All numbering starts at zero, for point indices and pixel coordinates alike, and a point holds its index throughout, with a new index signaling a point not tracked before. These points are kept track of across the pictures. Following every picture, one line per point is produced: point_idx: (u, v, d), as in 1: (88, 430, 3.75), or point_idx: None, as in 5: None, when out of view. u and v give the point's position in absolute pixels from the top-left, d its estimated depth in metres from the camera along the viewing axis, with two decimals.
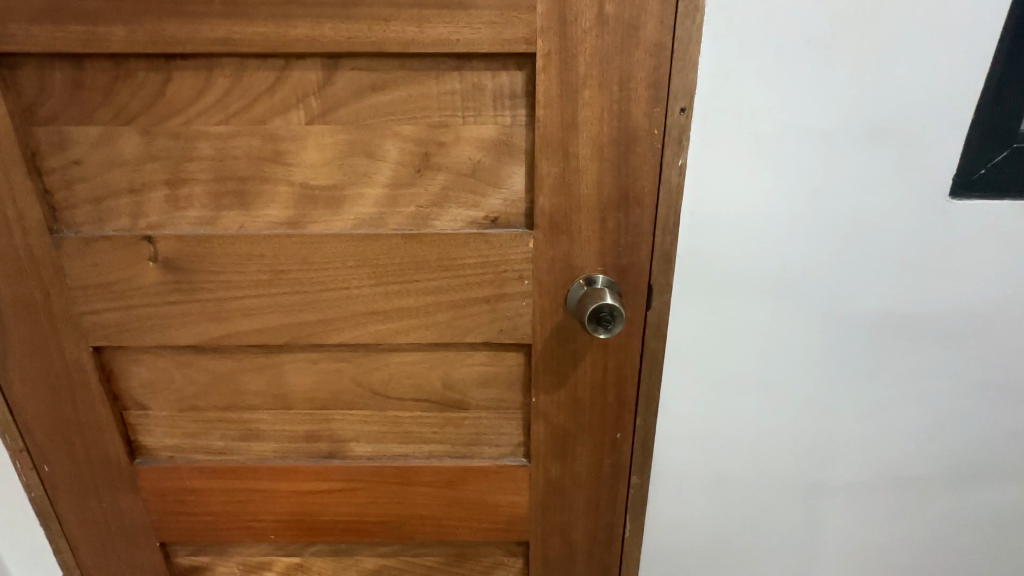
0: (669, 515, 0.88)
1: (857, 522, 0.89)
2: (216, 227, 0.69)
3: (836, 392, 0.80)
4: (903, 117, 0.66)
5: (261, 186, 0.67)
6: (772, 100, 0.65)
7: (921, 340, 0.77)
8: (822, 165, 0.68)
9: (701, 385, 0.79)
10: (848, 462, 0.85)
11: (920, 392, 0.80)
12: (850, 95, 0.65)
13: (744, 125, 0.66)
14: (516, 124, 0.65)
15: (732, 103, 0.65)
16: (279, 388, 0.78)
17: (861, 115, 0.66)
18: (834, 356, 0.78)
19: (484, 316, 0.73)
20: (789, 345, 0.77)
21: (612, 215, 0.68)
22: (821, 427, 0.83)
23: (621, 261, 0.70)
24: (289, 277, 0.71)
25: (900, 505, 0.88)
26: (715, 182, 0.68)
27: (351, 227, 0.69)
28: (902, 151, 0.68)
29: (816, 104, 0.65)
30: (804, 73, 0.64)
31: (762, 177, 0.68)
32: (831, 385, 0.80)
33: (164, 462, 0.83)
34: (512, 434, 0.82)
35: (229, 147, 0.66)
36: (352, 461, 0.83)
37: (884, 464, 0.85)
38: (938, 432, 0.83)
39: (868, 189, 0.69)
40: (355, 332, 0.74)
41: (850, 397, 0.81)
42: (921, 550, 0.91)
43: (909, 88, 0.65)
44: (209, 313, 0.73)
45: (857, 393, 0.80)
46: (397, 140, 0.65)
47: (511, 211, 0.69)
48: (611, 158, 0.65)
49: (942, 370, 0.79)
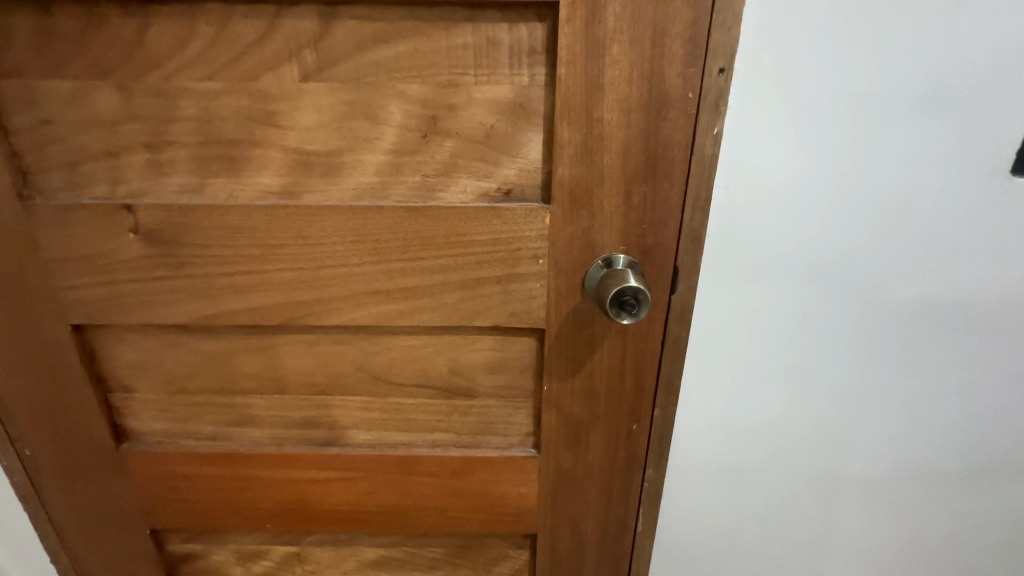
0: (681, 507, 0.85)
1: (879, 520, 0.85)
2: (201, 196, 0.63)
3: (870, 385, 0.75)
4: (971, 83, 0.59)
5: (251, 151, 0.61)
6: (822, 60, 0.58)
7: (966, 332, 0.72)
8: (874, 136, 0.62)
9: (724, 375, 0.75)
10: (876, 457, 0.81)
11: (958, 386, 0.75)
12: (912, 56, 0.58)
13: (789, 89, 0.59)
14: (534, 85, 0.58)
15: (776, 64, 0.58)
16: (274, 371, 0.73)
17: (921, 81, 0.59)
18: (872, 346, 0.73)
19: (495, 299, 0.67)
20: (823, 333, 0.72)
21: (639, 188, 0.61)
22: (852, 420, 0.78)
23: (646, 240, 0.64)
24: (283, 252, 0.65)
25: (926, 503, 0.84)
26: (752, 153, 0.62)
27: (350, 197, 0.63)
28: (965, 123, 0.61)
29: (872, 66, 0.58)
30: (860, 30, 0.57)
31: (805, 149, 0.62)
32: (866, 376, 0.75)
33: (153, 447, 0.79)
34: (521, 423, 0.77)
35: (215, 106, 0.59)
36: (352, 449, 0.78)
37: (912, 462, 0.81)
38: (971, 426, 0.78)
39: (922, 164, 0.63)
40: (355, 314, 0.68)
41: (885, 390, 0.76)
42: (944, 549, 0.88)
43: (979, 48, 0.58)
44: (196, 290, 0.67)
45: (893, 386, 0.76)
46: (402, 101, 0.59)
47: (526, 183, 0.63)
48: (639, 124, 0.58)
49: (984, 362, 0.74)
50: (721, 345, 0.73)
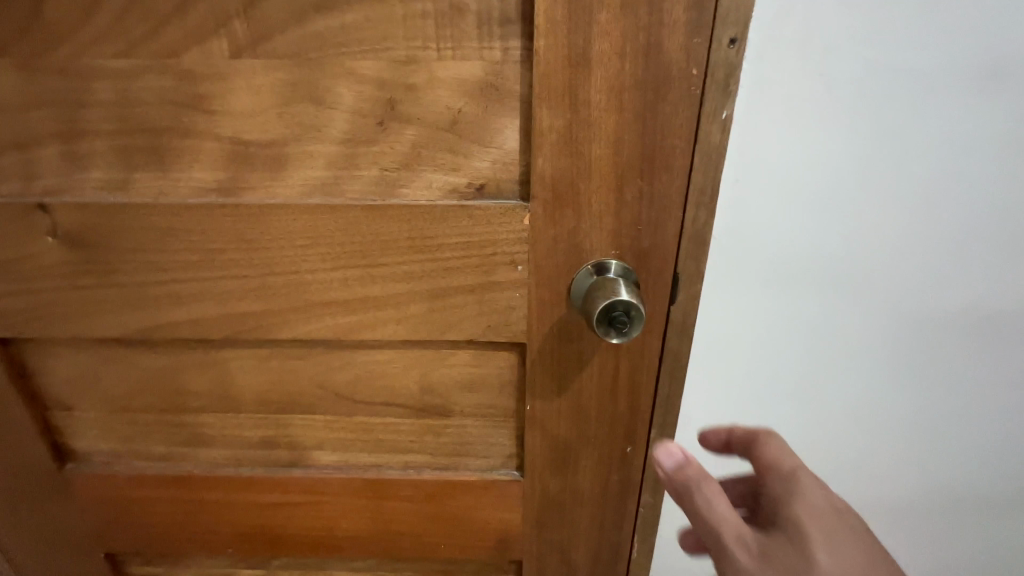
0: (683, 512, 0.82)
1: (895, 528, 0.83)
2: (127, 194, 0.54)
3: (884, 388, 0.72)
4: (1005, 63, 0.55)
5: (180, 141, 0.52)
6: (837, 49, 0.54)
7: (987, 339, 0.68)
8: (896, 126, 0.57)
9: (729, 376, 0.72)
10: (885, 463, 0.78)
11: (981, 392, 0.72)
12: (936, 43, 0.54)
13: (802, 82, 0.55)
14: (507, 61, 0.49)
15: (787, 55, 0.54)
16: (225, 388, 0.66)
17: (946, 71, 0.55)
18: (887, 351, 0.69)
19: (468, 310, 0.59)
20: (834, 336, 0.68)
21: (633, 183, 0.52)
22: (862, 426, 0.75)
23: (641, 244, 0.55)
24: (224, 257, 0.56)
25: (945, 511, 0.82)
26: (761, 151, 0.59)
27: (298, 195, 0.54)
28: (998, 108, 0.56)
29: (897, 48, 0.54)
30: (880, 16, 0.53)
31: (820, 143, 0.58)
32: (880, 381, 0.71)
33: (99, 469, 0.72)
34: (502, 444, 0.69)
35: (134, 89, 0.50)
36: (317, 471, 0.71)
37: (921, 469, 0.78)
38: (997, 434, 0.75)
39: (948, 160, 0.59)
40: (311, 326, 0.60)
41: (898, 395, 0.73)
42: (961, 553, 0.86)
43: (1011, 33, 0.53)
44: (128, 301, 0.59)
45: (906, 392, 0.72)
46: (353, 81, 0.50)
47: (501, 177, 0.54)
48: (633, 107, 0.49)
49: (1010, 367, 0.70)
50: (726, 350, 0.70)
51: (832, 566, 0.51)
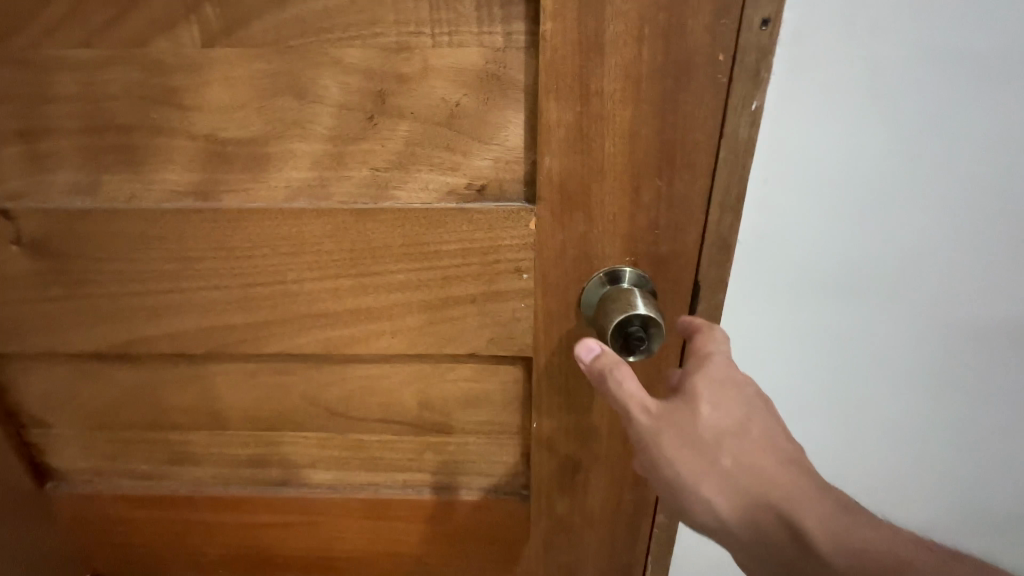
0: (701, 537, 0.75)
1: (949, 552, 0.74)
2: (96, 197, 0.50)
3: (923, 412, 0.66)
4: None
5: (150, 140, 0.48)
6: (883, 19, 0.48)
7: None
8: (952, 121, 0.52)
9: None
10: (922, 493, 0.71)
11: None
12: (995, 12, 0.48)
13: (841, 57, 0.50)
14: (510, 48, 0.44)
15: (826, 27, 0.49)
16: (210, 404, 0.61)
17: (1009, 42, 0.49)
18: (930, 372, 0.63)
19: (469, 322, 0.54)
20: (871, 353, 0.63)
21: (650, 183, 0.47)
22: (897, 451, 0.69)
23: (659, 250, 0.50)
24: (203, 266, 0.52)
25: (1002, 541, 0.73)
26: (794, 138, 0.53)
27: (281, 198, 0.49)
28: None
29: (962, 22, 0.48)
30: None
31: (860, 127, 0.52)
32: (919, 402, 0.65)
33: (81, 487, 0.68)
34: (507, 462, 0.64)
35: (98, 82, 0.46)
36: (310, 491, 0.67)
37: (963, 504, 0.71)
38: None
39: (1007, 147, 0.52)
40: (299, 340, 0.55)
41: (942, 421, 0.66)
42: None
43: None
44: (101, 313, 0.55)
45: (952, 417, 0.66)
46: (339, 72, 0.45)
47: (505, 177, 0.49)
48: (651, 97, 0.44)
49: None
50: (754, 356, 0.64)
51: (716, 420, 0.45)
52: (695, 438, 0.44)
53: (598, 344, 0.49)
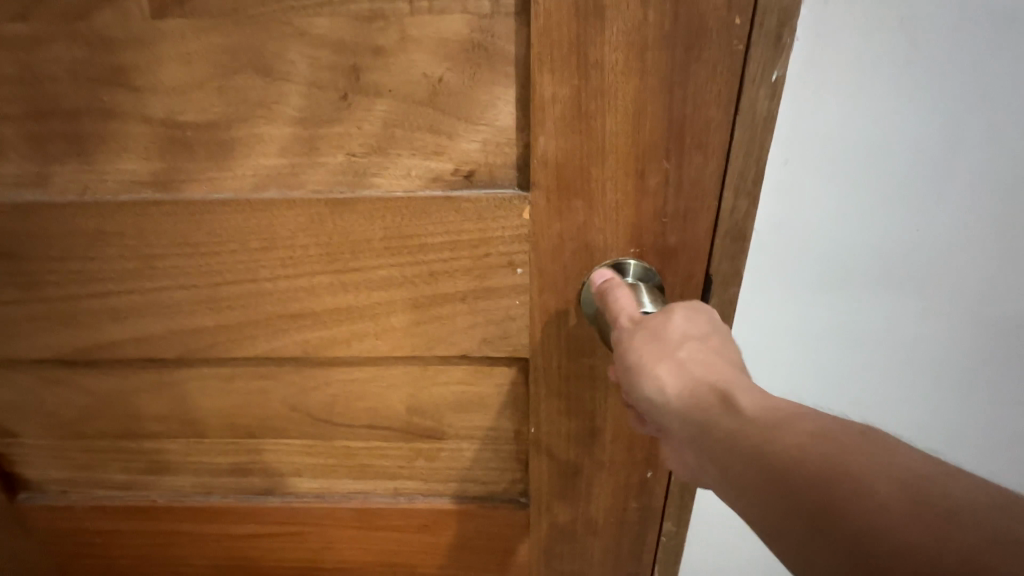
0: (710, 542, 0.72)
1: None
2: (46, 190, 0.45)
3: (947, 416, 0.60)
4: None
5: (102, 125, 0.43)
6: None
7: None
8: (1008, 88, 0.44)
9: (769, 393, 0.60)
10: None
11: None
12: None
13: (877, 20, 0.42)
14: (498, 14, 0.39)
15: None
16: (185, 411, 0.57)
17: None
18: (959, 372, 0.57)
19: (460, 322, 0.50)
20: (897, 352, 0.56)
21: (657, 166, 0.42)
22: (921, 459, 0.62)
23: (666, 240, 0.45)
24: (167, 264, 0.47)
25: None
26: (822, 116, 0.46)
27: (249, 188, 0.45)
28: None
29: None
30: None
31: (898, 100, 0.45)
32: (946, 404, 0.59)
33: (55, 499, 0.64)
34: (505, 468, 0.60)
35: (38, 61, 0.41)
36: (296, 500, 0.63)
37: None
38: None
39: None
40: (276, 343, 0.51)
41: (971, 422, 0.60)
42: None
43: None
44: (61, 316, 0.50)
45: (979, 419, 0.60)
46: (307, 45, 0.40)
47: (495, 162, 0.44)
48: (657, 68, 0.39)
49: None
50: (771, 359, 0.58)
51: (683, 328, 0.38)
52: (653, 330, 0.38)
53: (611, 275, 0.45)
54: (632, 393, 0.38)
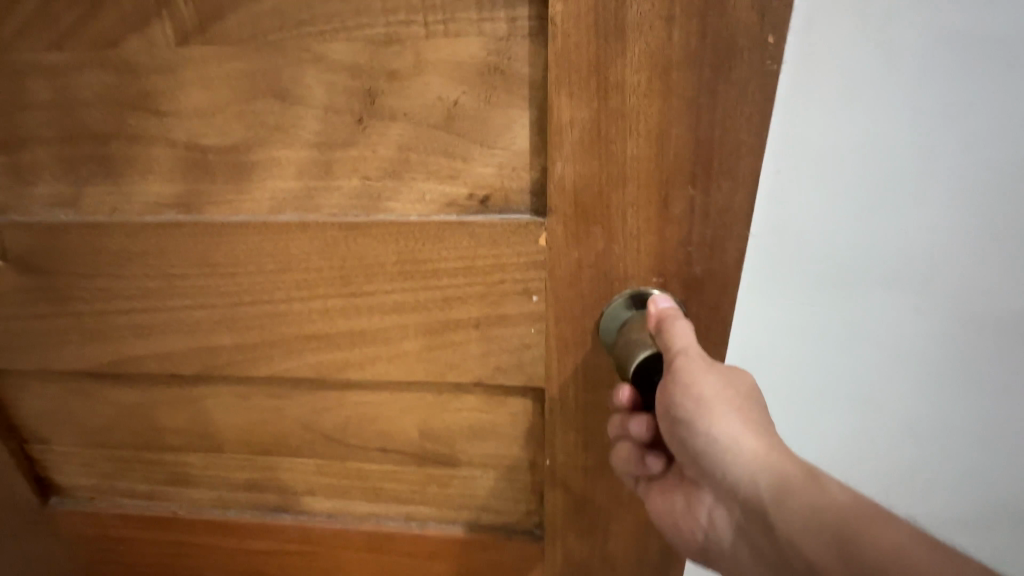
0: None
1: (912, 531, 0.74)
2: (78, 211, 0.47)
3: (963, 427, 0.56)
4: None
5: (130, 149, 0.44)
6: None
7: None
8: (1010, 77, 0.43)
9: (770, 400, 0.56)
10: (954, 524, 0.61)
11: None
12: None
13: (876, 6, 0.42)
14: (514, 37, 0.38)
15: None
16: (203, 426, 0.58)
17: None
18: (973, 380, 0.53)
19: (472, 348, 0.48)
20: (905, 353, 0.53)
21: (682, 192, 0.40)
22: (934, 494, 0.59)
23: (691, 270, 0.42)
24: (187, 284, 0.48)
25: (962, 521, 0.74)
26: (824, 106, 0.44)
27: (266, 211, 0.45)
28: None
29: None
30: None
31: (902, 88, 0.44)
32: (954, 420, 0.55)
33: (83, 505, 0.66)
34: (518, 499, 0.58)
35: (72, 88, 0.42)
36: (308, 519, 0.63)
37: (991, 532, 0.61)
38: None
39: None
40: (290, 364, 0.51)
41: (982, 443, 0.56)
42: None
43: None
44: (90, 331, 0.52)
45: (990, 438, 0.56)
46: (322, 70, 0.40)
47: (511, 187, 0.42)
48: (682, 90, 0.37)
49: None
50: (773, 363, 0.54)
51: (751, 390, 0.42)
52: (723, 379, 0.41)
53: (665, 304, 0.42)
54: (697, 436, 0.41)
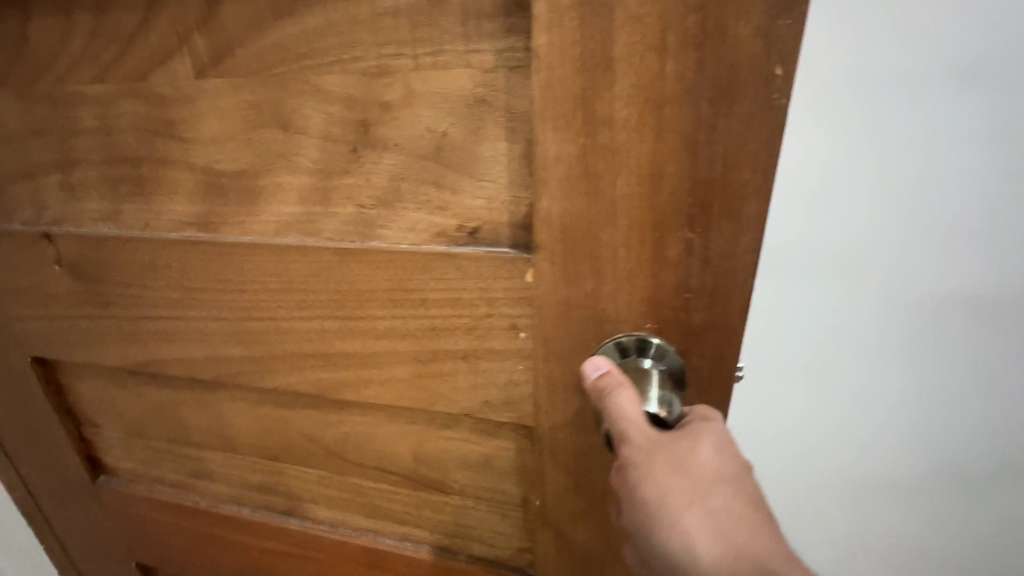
0: None
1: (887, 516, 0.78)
2: (118, 225, 0.51)
3: (904, 391, 0.70)
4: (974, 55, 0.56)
5: (158, 172, 0.48)
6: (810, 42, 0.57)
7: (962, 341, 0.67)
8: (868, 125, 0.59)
9: None
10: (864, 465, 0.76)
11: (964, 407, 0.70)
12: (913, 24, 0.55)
13: None
14: (501, 69, 0.36)
15: None
16: (221, 428, 0.61)
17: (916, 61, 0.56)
18: (915, 350, 0.68)
19: (461, 380, 0.47)
20: (855, 323, 0.68)
21: (678, 234, 0.36)
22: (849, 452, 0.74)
23: (689, 317, 0.39)
24: (204, 297, 0.51)
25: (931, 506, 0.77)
26: None
27: (271, 232, 0.47)
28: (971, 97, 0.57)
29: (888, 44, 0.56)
30: None
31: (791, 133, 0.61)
32: (847, 383, 0.71)
33: (124, 486, 0.72)
34: (511, 534, 0.56)
35: (112, 116, 0.47)
36: (312, 526, 0.65)
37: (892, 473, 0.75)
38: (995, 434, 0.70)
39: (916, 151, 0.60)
40: (292, 378, 0.53)
41: (871, 402, 0.72)
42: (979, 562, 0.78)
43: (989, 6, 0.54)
44: (126, 333, 0.57)
45: (878, 399, 0.72)
46: (320, 101, 0.41)
47: (500, 220, 0.41)
48: (677, 126, 0.33)
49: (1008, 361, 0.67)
50: None
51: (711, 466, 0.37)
52: (677, 457, 0.37)
53: (611, 366, 0.39)
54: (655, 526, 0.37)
